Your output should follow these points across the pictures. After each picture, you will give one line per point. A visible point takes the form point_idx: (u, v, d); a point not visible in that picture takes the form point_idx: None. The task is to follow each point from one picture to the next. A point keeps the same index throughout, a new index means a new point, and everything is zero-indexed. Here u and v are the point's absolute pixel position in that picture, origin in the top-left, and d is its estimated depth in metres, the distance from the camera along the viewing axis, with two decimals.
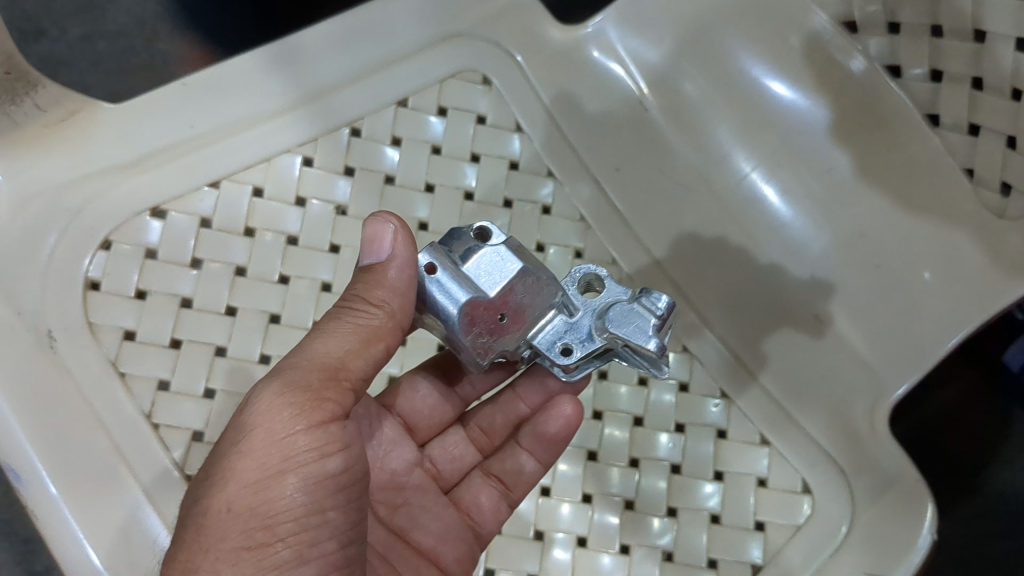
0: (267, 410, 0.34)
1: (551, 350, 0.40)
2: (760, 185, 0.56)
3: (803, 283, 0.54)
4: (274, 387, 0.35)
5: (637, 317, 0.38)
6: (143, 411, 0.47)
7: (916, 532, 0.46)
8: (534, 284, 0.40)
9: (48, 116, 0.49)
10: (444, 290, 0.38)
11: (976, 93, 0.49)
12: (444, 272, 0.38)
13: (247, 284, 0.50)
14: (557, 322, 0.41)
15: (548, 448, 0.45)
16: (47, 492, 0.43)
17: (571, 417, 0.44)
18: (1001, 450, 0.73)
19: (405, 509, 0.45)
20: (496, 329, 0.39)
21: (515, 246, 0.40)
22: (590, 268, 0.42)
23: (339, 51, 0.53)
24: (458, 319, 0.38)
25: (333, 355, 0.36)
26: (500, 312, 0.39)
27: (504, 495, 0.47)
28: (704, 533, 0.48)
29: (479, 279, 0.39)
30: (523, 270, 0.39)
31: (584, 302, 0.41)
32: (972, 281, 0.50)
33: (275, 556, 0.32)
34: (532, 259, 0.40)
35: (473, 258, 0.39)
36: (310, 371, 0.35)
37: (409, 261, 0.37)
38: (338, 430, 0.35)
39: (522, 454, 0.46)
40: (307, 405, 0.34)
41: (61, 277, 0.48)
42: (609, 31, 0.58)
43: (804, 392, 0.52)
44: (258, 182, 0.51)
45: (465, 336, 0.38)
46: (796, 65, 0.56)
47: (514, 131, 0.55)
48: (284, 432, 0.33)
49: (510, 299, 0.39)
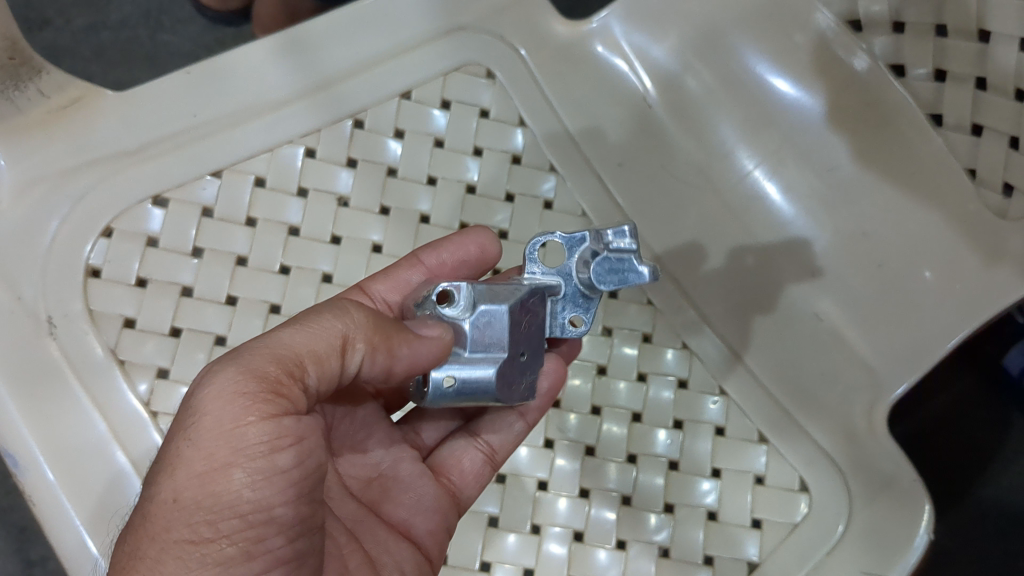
0: (220, 392, 0.31)
1: (564, 329, 0.41)
2: (763, 182, 0.56)
3: (805, 282, 0.54)
4: (233, 370, 0.32)
5: (618, 265, 0.39)
6: (142, 399, 0.47)
7: (912, 533, 0.47)
8: (525, 309, 0.38)
9: (52, 103, 0.49)
10: (472, 383, 0.37)
11: (979, 94, 0.50)
12: (460, 373, 0.36)
13: (249, 274, 0.50)
14: (554, 304, 0.41)
15: (540, 404, 0.45)
16: (46, 478, 0.44)
17: (556, 374, 0.44)
18: (997, 453, 0.73)
19: (379, 482, 0.43)
20: (525, 366, 0.38)
21: (485, 291, 0.38)
22: (540, 237, 0.41)
23: (344, 42, 0.53)
24: (498, 394, 0.37)
25: (300, 349, 0.33)
26: (518, 351, 0.38)
27: (489, 459, 0.45)
28: (700, 529, 0.49)
29: (485, 349, 0.37)
30: (511, 309, 0.37)
31: (555, 270, 0.41)
32: (973, 282, 0.50)
33: (220, 554, 0.31)
34: (503, 290, 0.38)
35: (464, 338, 0.37)
36: (273, 358, 0.33)
37: (424, 354, 0.35)
38: (292, 423, 0.32)
39: (509, 414, 0.45)
40: (261, 398, 0.32)
41: (62, 264, 0.48)
42: (613, 25, 0.57)
43: (803, 390, 0.52)
44: (261, 172, 0.51)
45: (514, 399, 0.38)
46: (801, 63, 0.55)
47: (517, 125, 0.55)
48: (231, 423, 0.31)
49: (519, 335, 0.38)
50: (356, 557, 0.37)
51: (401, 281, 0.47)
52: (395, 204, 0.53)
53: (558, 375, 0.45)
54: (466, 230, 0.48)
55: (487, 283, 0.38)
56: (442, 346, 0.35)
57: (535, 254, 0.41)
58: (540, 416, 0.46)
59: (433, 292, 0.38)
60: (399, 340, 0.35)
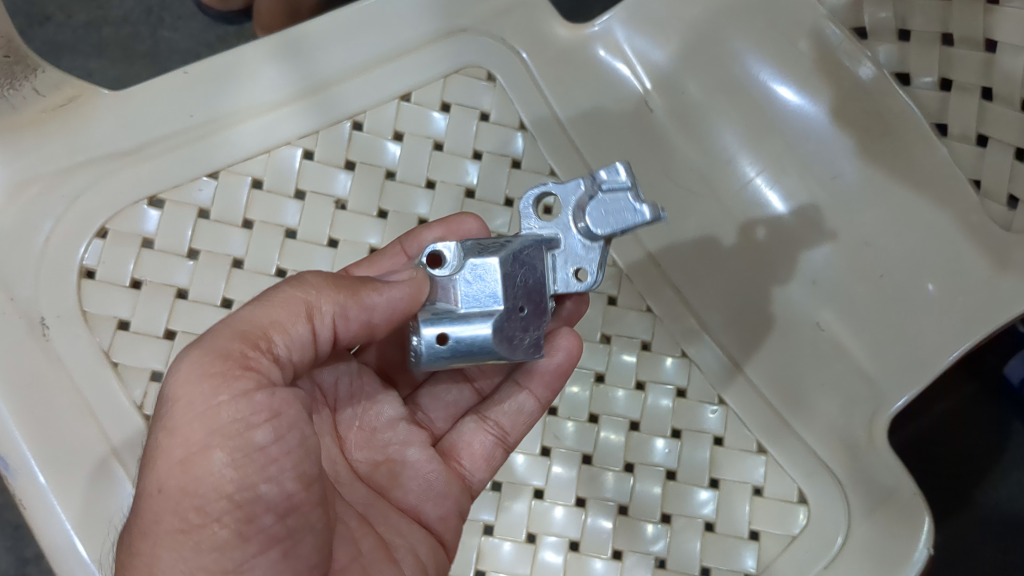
0: (187, 376, 0.32)
1: (568, 283, 0.39)
2: (764, 189, 0.56)
3: (806, 292, 0.54)
4: (197, 352, 0.32)
5: (613, 205, 0.38)
6: (134, 402, 0.47)
7: (911, 547, 0.45)
8: (520, 261, 0.37)
9: (47, 102, 0.48)
10: (469, 338, 0.35)
11: (987, 103, 0.49)
12: (455, 332, 0.35)
13: (245, 276, 0.50)
14: (556, 258, 0.39)
15: (551, 383, 0.43)
16: (36, 481, 0.44)
17: (569, 350, 0.43)
18: (996, 464, 0.73)
19: (387, 466, 0.42)
20: (528, 320, 0.37)
21: (474, 246, 0.37)
22: (535, 191, 0.40)
23: (344, 41, 0.52)
24: (500, 350, 0.36)
25: (265, 320, 0.33)
26: (517, 304, 0.36)
27: (500, 442, 0.44)
28: (696, 540, 0.48)
29: (481, 305, 0.36)
30: (503, 260, 0.36)
31: (553, 223, 0.40)
32: (978, 295, 0.49)
33: (213, 539, 0.31)
34: (493, 245, 0.37)
35: (456, 297, 0.36)
36: (237, 335, 0.33)
37: (398, 301, 0.35)
38: (267, 397, 0.32)
39: (518, 392, 0.44)
40: (230, 374, 0.32)
41: (56, 265, 0.47)
42: (615, 29, 0.57)
43: (802, 402, 0.51)
44: (258, 173, 0.51)
45: (518, 354, 0.36)
46: (804, 70, 0.55)
47: (518, 129, 0.55)
48: (204, 405, 0.31)
49: (517, 288, 0.36)
50: (368, 540, 0.37)
51: (382, 268, 0.46)
52: (393, 207, 0.52)
53: (570, 348, 0.43)
54: (450, 220, 0.46)
55: (474, 240, 0.37)
56: (418, 283, 0.36)
57: (531, 210, 0.40)
58: (552, 397, 0.44)
59: (425, 255, 0.37)
60: (368, 297, 0.35)
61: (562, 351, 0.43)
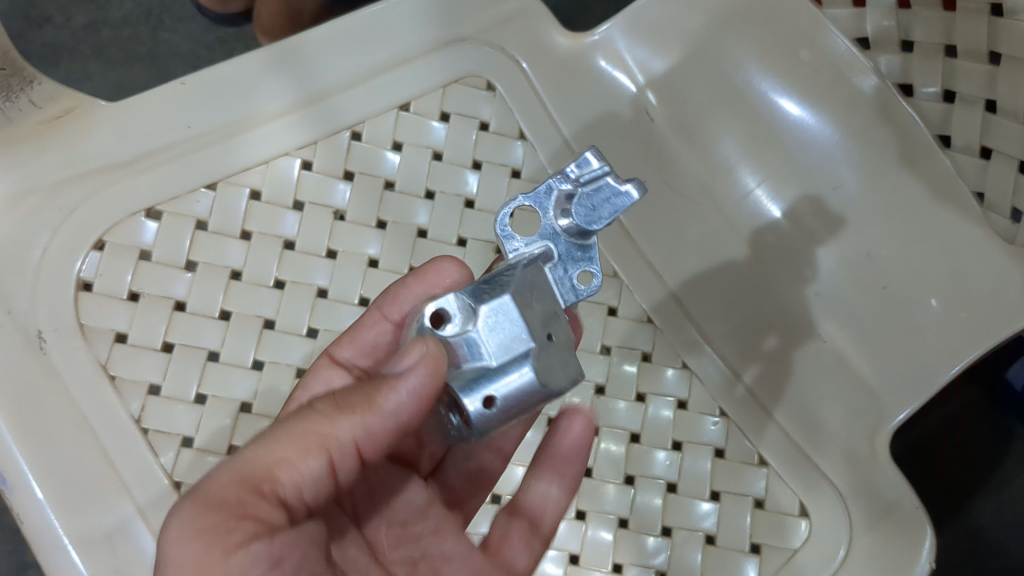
0: (177, 533, 0.28)
1: (576, 290, 0.36)
2: (765, 202, 0.56)
3: (807, 303, 0.53)
4: (188, 504, 0.28)
5: (599, 198, 0.34)
6: (132, 416, 0.46)
7: (915, 557, 0.45)
8: (529, 287, 0.33)
9: (45, 113, 0.48)
10: (513, 386, 0.31)
11: (989, 117, 0.49)
12: (498, 390, 0.31)
13: (243, 288, 0.49)
14: (555, 271, 0.36)
15: (571, 466, 0.42)
16: (33, 495, 0.43)
17: (583, 429, 0.42)
18: (1000, 468, 0.72)
19: (426, 564, 0.38)
20: (563, 346, 0.32)
21: (477, 291, 0.32)
22: (508, 206, 0.36)
23: (343, 52, 0.52)
24: (552, 385, 0.31)
25: (268, 460, 0.30)
26: (546, 332, 0.32)
27: (533, 531, 0.42)
28: (698, 552, 0.48)
29: (511, 347, 0.31)
30: (515, 293, 0.31)
31: (537, 235, 0.36)
32: (980, 307, 0.49)
33: None
34: (492, 283, 0.32)
35: (481, 351, 0.31)
36: (236, 479, 0.29)
37: (416, 395, 0.30)
38: (265, 548, 0.29)
39: (542, 482, 0.42)
40: (226, 526, 0.28)
41: (52, 277, 0.47)
42: (615, 39, 0.57)
43: (803, 414, 0.51)
44: (256, 184, 0.50)
45: (568, 387, 0.32)
46: (807, 80, 0.54)
47: (517, 138, 0.54)
48: (197, 568, 0.27)
49: (537, 317, 0.32)
50: None
51: (363, 341, 0.45)
52: (392, 217, 0.52)
53: (587, 422, 0.42)
54: (425, 270, 0.43)
55: (470, 285, 0.32)
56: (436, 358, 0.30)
57: (508, 229, 0.36)
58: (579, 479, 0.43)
59: (427, 317, 0.32)
60: (385, 406, 0.30)
61: (581, 427, 0.41)
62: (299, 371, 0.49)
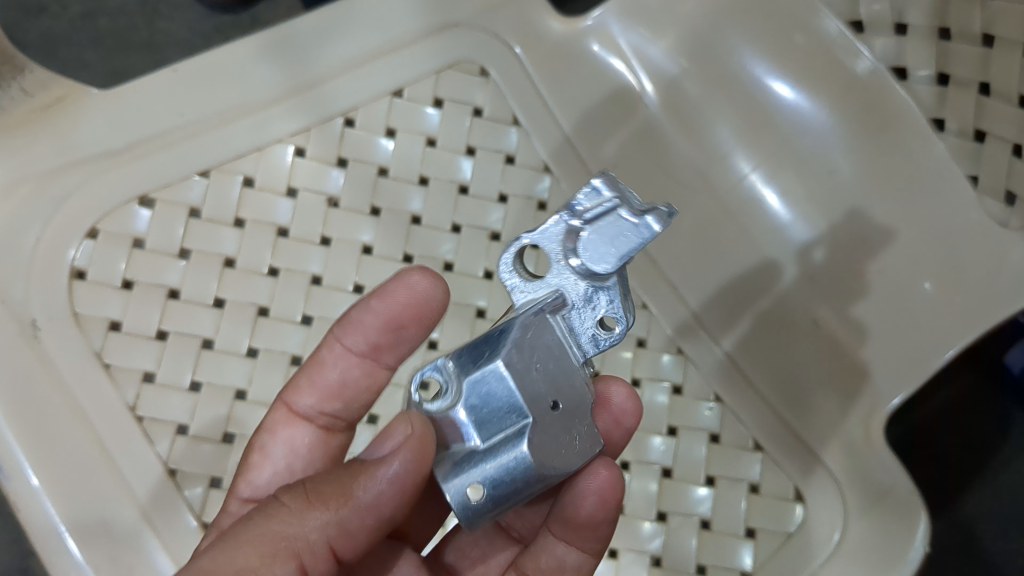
0: None
1: (596, 338, 0.35)
2: (760, 186, 0.56)
3: (803, 288, 0.54)
4: None
5: (614, 232, 0.34)
6: (127, 403, 0.46)
7: (907, 547, 0.45)
8: (530, 349, 0.33)
9: (35, 101, 0.48)
10: (505, 470, 0.31)
11: (983, 99, 0.49)
12: (486, 474, 0.31)
13: (236, 276, 0.49)
14: (570, 318, 0.35)
15: (588, 533, 0.37)
16: (29, 483, 0.43)
17: (603, 492, 0.36)
18: (998, 452, 0.72)
19: None
20: (569, 415, 0.33)
21: (466, 359, 0.33)
22: (512, 252, 0.36)
23: (336, 39, 0.52)
24: (555, 464, 0.32)
25: (229, 565, 0.28)
26: (549, 401, 0.32)
27: None
28: (693, 538, 0.48)
29: (500, 426, 0.32)
30: (507, 362, 0.32)
31: (547, 278, 0.35)
32: (972, 291, 0.49)
33: None
34: (485, 348, 0.33)
35: (469, 430, 0.32)
36: None
37: (393, 482, 0.30)
38: None
39: (556, 545, 0.38)
40: None
41: (46, 265, 0.47)
42: (609, 24, 0.57)
43: (797, 400, 0.51)
44: (249, 171, 0.50)
45: (574, 460, 0.33)
46: (801, 65, 0.54)
47: (512, 124, 0.54)
48: None
49: (535, 382, 0.32)
50: None
51: (324, 380, 0.42)
52: (386, 204, 0.52)
53: (611, 479, 0.37)
54: (388, 288, 0.40)
55: (458, 352, 0.33)
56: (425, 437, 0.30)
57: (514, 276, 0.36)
58: (602, 542, 0.38)
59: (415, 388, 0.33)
60: (358, 495, 0.29)
61: (604, 482, 0.37)
62: (293, 358, 0.49)
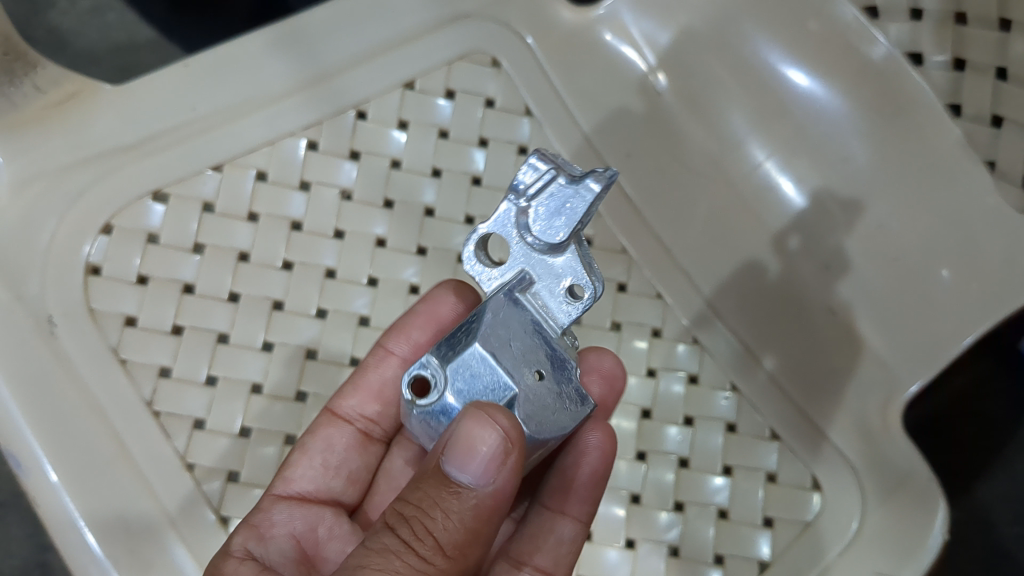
0: None
1: (568, 308, 0.35)
2: (775, 174, 0.55)
3: (817, 275, 0.54)
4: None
5: (559, 200, 0.35)
6: (143, 398, 0.46)
7: (926, 533, 0.45)
8: (502, 328, 0.33)
9: (47, 98, 0.48)
10: None
11: (1001, 84, 0.50)
12: None
13: (251, 270, 0.49)
14: (540, 294, 0.35)
15: (587, 494, 0.40)
16: (48, 480, 0.42)
17: (602, 445, 0.40)
18: (1013, 437, 0.72)
19: None
20: (555, 382, 0.34)
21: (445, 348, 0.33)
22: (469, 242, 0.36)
23: (347, 31, 0.52)
24: (546, 429, 0.33)
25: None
26: (533, 371, 0.33)
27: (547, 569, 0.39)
28: (710, 528, 0.47)
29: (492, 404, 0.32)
30: (483, 340, 0.33)
31: (510, 261, 0.36)
32: (993, 279, 0.48)
33: None
34: (460, 336, 0.33)
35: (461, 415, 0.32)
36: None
37: (493, 465, 0.29)
38: None
39: (551, 519, 0.40)
40: None
41: (62, 260, 0.47)
42: (622, 12, 0.57)
43: (813, 388, 0.51)
44: (262, 165, 0.50)
45: (565, 421, 0.33)
46: (813, 51, 0.54)
47: (524, 115, 0.54)
48: None
49: (516, 355, 0.33)
50: None
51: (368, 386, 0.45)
52: (399, 197, 0.52)
53: (605, 435, 0.40)
54: (427, 296, 0.45)
55: (436, 347, 0.33)
56: (513, 443, 0.29)
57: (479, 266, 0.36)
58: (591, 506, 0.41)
59: (404, 387, 0.33)
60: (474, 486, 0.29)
61: (599, 438, 0.40)
62: (308, 352, 0.49)
